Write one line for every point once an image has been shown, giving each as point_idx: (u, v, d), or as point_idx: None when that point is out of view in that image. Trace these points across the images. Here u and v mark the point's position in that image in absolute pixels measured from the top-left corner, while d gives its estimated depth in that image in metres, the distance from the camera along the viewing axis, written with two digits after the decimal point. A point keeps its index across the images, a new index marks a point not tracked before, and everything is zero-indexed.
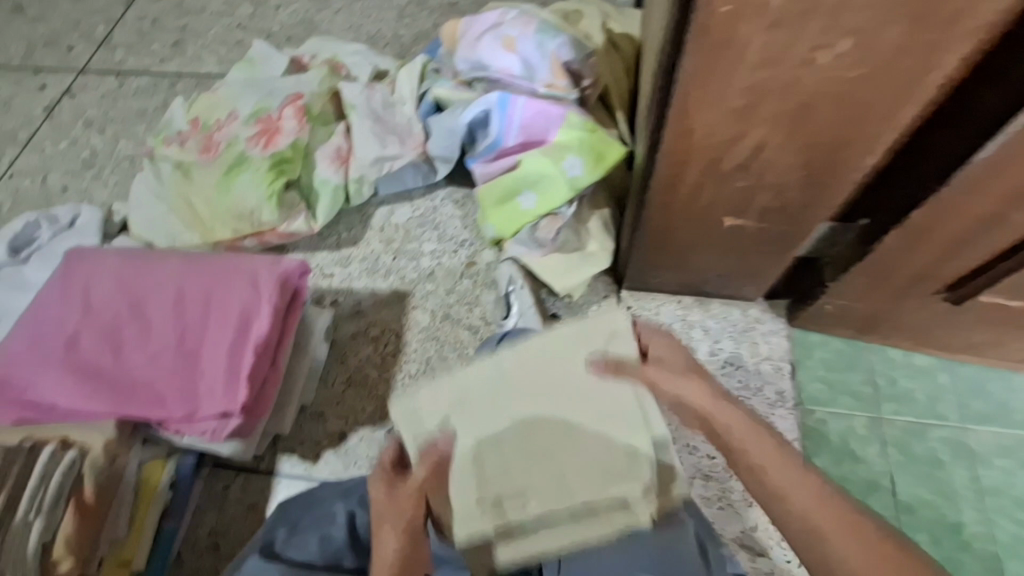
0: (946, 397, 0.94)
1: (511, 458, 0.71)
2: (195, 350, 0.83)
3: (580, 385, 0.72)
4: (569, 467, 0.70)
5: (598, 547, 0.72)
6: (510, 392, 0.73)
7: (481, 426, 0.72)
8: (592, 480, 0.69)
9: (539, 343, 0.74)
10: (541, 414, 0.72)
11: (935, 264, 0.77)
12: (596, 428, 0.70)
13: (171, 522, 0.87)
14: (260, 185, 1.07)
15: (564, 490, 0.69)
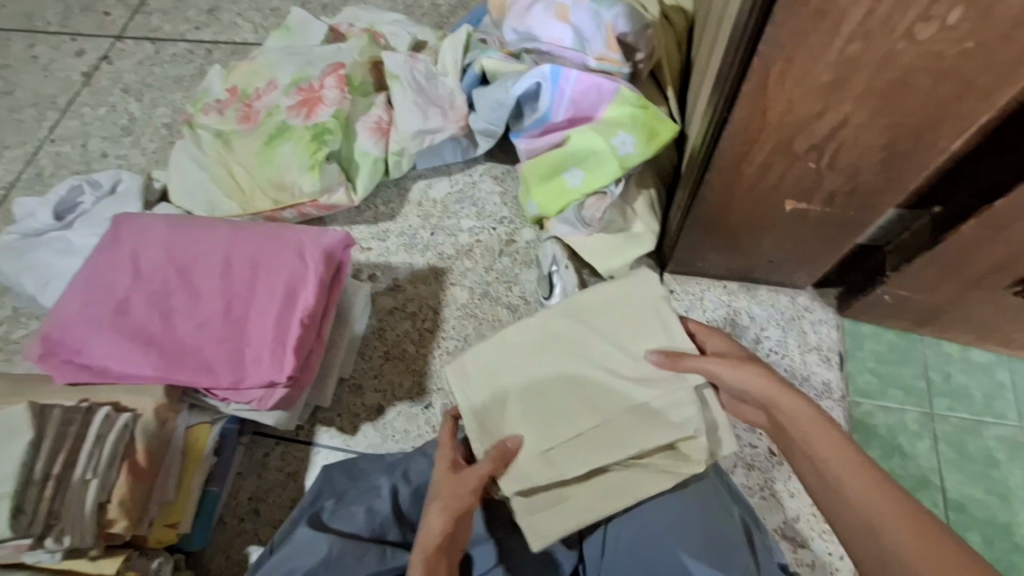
0: (1005, 395, 0.90)
1: (557, 417, 0.69)
2: (243, 318, 0.83)
3: (628, 337, 0.71)
4: (615, 415, 0.68)
5: (641, 521, 0.71)
6: (558, 360, 0.72)
7: (533, 387, 0.71)
8: (636, 431, 0.66)
9: (589, 295, 0.75)
10: (588, 378, 0.70)
11: (1017, 254, 0.73)
12: (642, 377, 0.69)
13: (215, 486, 0.88)
14: (301, 156, 1.06)
15: (612, 440, 0.67)
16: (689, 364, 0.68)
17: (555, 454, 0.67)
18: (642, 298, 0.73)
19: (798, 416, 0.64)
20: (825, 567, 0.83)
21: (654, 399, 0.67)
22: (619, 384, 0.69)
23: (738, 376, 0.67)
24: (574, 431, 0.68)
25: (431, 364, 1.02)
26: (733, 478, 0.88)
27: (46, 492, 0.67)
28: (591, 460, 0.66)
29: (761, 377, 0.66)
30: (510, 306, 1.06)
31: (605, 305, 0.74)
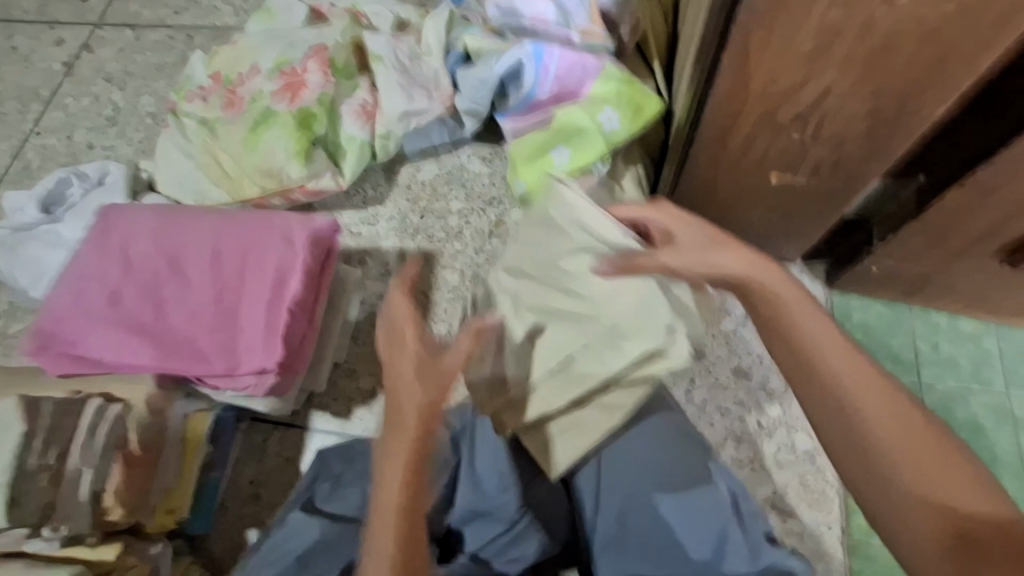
0: (992, 362, 0.91)
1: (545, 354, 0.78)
2: (233, 306, 0.83)
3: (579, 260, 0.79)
4: (595, 333, 0.76)
5: (646, 480, 0.73)
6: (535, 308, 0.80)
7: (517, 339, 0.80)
8: (615, 337, 0.75)
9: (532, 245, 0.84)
10: (560, 310, 0.78)
11: (1003, 221, 0.72)
12: (608, 292, 0.76)
13: (214, 472, 0.90)
14: (287, 141, 1.05)
15: (600, 355, 0.76)
16: (646, 267, 0.68)
17: (556, 380, 0.78)
18: (583, 224, 0.80)
19: (821, 341, 0.58)
20: (812, 536, 0.85)
21: (625, 308, 0.74)
22: (587, 301, 0.77)
23: (688, 262, 0.65)
24: (563, 356, 0.77)
25: None
26: (723, 451, 0.89)
27: (42, 482, 0.69)
28: (586, 379, 0.76)
29: (718, 256, 0.64)
30: None
31: (549, 243, 0.83)
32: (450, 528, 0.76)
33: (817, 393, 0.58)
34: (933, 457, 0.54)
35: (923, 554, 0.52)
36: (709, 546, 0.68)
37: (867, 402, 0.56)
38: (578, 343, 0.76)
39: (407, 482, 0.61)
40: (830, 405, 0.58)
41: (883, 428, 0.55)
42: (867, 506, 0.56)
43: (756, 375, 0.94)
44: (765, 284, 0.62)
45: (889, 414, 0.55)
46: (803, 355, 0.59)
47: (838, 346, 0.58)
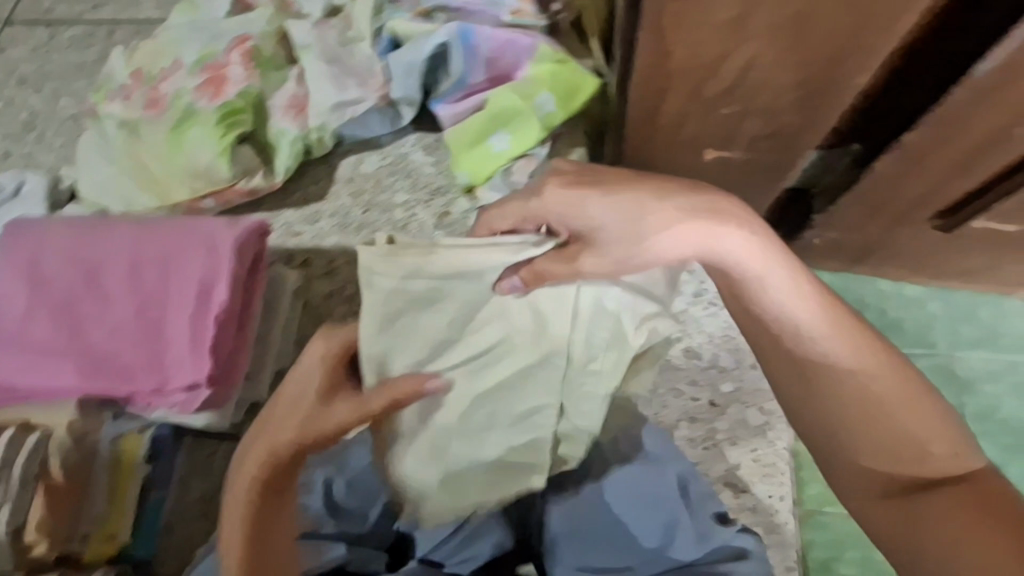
0: (938, 326, 0.91)
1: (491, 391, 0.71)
2: (157, 321, 0.79)
3: (459, 300, 0.68)
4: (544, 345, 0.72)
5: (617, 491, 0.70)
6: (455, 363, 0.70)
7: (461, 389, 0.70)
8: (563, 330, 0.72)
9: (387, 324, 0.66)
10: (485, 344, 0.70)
11: (934, 188, 0.72)
12: (529, 305, 0.70)
13: (156, 493, 0.85)
14: (210, 142, 0.98)
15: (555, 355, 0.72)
16: (562, 273, 0.64)
17: (478, 435, 0.72)
18: (434, 271, 0.65)
19: (808, 308, 0.62)
20: (766, 509, 0.86)
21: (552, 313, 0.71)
22: (516, 328, 0.70)
23: (619, 241, 0.62)
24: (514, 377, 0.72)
25: None
26: (677, 432, 0.89)
27: None
28: (525, 389, 0.72)
29: (646, 225, 0.61)
30: None
31: (399, 322, 0.66)
32: (400, 534, 0.74)
33: (801, 366, 0.63)
34: (912, 418, 0.60)
35: (879, 501, 0.60)
36: (657, 534, 0.68)
37: (859, 371, 0.61)
38: (515, 362, 0.71)
39: (255, 539, 0.60)
40: (810, 378, 0.63)
41: (870, 395, 0.61)
42: (833, 465, 0.63)
43: (708, 353, 0.93)
44: (717, 245, 0.61)
45: (884, 382, 0.61)
46: (783, 330, 0.63)
47: (834, 314, 0.62)
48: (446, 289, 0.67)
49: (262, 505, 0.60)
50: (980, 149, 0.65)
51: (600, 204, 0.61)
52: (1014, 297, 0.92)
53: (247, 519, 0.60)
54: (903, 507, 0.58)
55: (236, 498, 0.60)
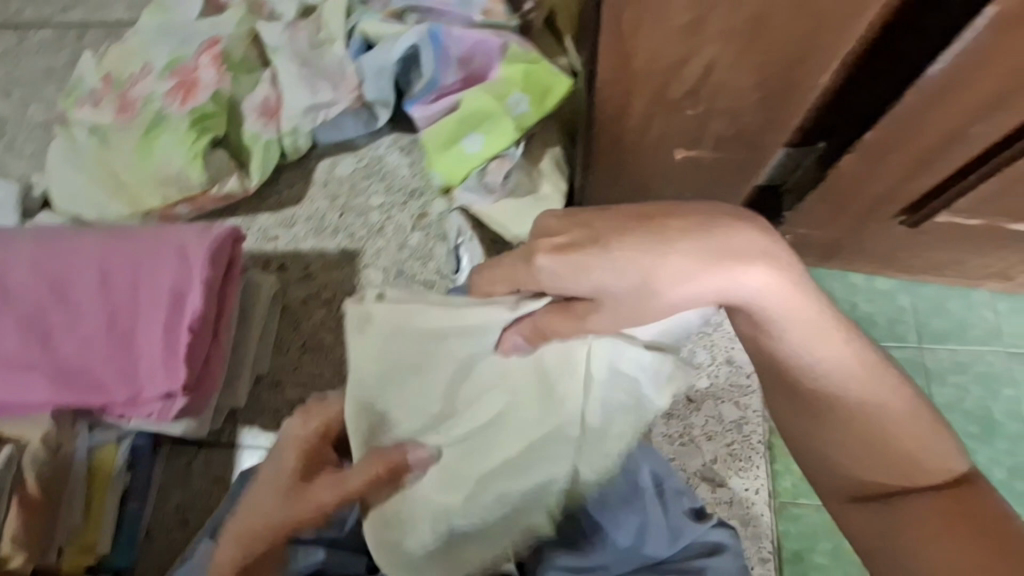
0: (906, 319, 0.93)
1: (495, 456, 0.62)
2: (129, 331, 0.79)
3: (455, 359, 0.61)
4: (551, 408, 0.62)
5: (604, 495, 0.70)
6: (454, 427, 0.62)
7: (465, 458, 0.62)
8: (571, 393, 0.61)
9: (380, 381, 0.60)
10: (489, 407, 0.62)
11: (897, 186, 0.73)
12: (522, 369, 0.61)
13: (134, 503, 0.85)
14: (181, 149, 0.98)
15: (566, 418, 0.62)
16: (561, 325, 0.57)
17: (481, 507, 0.62)
18: (433, 331, 0.60)
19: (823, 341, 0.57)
20: (742, 502, 0.87)
21: (555, 375, 0.61)
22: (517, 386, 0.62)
23: (625, 296, 0.54)
24: (521, 443, 0.62)
25: None
26: (654, 429, 0.90)
27: None
28: (531, 467, 0.62)
29: (662, 271, 0.52)
30: (426, 282, 1.03)
31: (393, 381, 0.61)
32: None
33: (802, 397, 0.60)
34: (910, 441, 0.58)
35: (860, 517, 0.60)
36: (630, 532, 0.69)
37: (862, 406, 0.58)
38: (508, 431, 0.62)
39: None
40: (813, 412, 0.60)
41: (875, 426, 0.58)
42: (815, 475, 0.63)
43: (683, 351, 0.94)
44: (737, 289, 0.54)
45: (893, 421, 0.58)
46: (794, 368, 0.59)
47: (842, 348, 0.57)
48: (438, 350, 0.61)
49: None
50: (941, 147, 0.66)
51: (602, 262, 0.52)
52: (981, 290, 0.94)
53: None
54: (890, 530, 0.58)
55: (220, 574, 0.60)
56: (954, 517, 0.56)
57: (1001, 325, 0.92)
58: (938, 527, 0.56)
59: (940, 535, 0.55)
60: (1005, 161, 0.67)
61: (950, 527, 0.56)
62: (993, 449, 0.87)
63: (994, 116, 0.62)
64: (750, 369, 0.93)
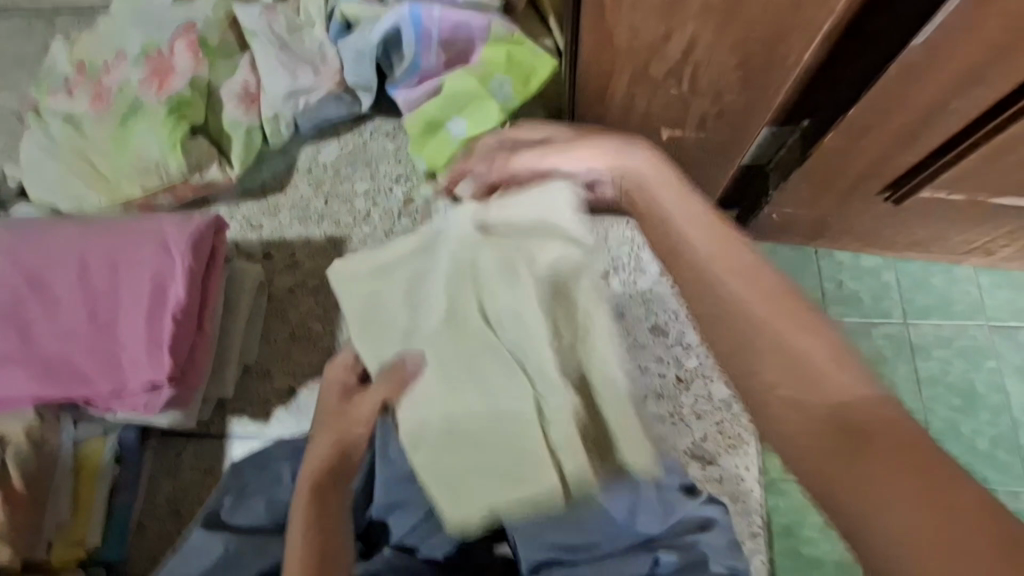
0: (891, 295, 0.94)
1: (477, 372, 0.60)
2: (111, 323, 0.78)
3: (432, 275, 0.63)
4: (509, 319, 0.59)
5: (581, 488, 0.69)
6: (436, 347, 0.61)
7: (449, 373, 0.61)
8: (529, 303, 0.59)
9: (356, 314, 0.65)
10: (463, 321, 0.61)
11: (879, 162, 0.74)
12: (482, 263, 0.60)
13: (123, 498, 0.83)
14: (159, 136, 0.96)
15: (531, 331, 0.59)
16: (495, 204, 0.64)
17: (484, 437, 0.59)
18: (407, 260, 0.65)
19: (711, 251, 0.53)
20: (732, 479, 0.88)
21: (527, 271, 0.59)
22: (476, 301, 0.61)
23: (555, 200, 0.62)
24: (499, 356, 0.60)
25: (338, 338, 0.98)
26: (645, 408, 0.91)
27: None
28: (505, 380, 0.60)
29: (573, 161, 0.63)
30: None
31: (373, 314, 0.65)
32: (372, 522, 0.76)
33: (711, 311, 0.51)
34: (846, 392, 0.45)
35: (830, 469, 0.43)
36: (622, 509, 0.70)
37: (751, 301, 0.50)
38: (489, 341, 0.60)
39: (314, 550, 0.59)
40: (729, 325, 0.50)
41: (776, 335, 0.48)
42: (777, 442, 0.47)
43: (673, 331, 0.94)
44: (628, 168, 0.60)
45: (791, 325, 0.48)
46: (698, 287, 0.52)
47: (724, 243, 0.53)
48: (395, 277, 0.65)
49: (317, 524, 0.60)
50: (923, 121, 0.66)
51: (560, 158, 0.63)
52: (963, 266, 0.95)
53: (305, 548, 0.59)
54: (826, 475, 0.43)
55: (295, 520, 0.60)
56: (905, 455, 0.41)
57: (984, 300, 0.93)
58: (884, 466, 0.41)
59: (896, 474, 0.40)
60: (984, 136, 0.66)
61: (908, 479, 0.40)
62: (976, 421, 0.88)
63: (974, 91, 0.62)
64: None
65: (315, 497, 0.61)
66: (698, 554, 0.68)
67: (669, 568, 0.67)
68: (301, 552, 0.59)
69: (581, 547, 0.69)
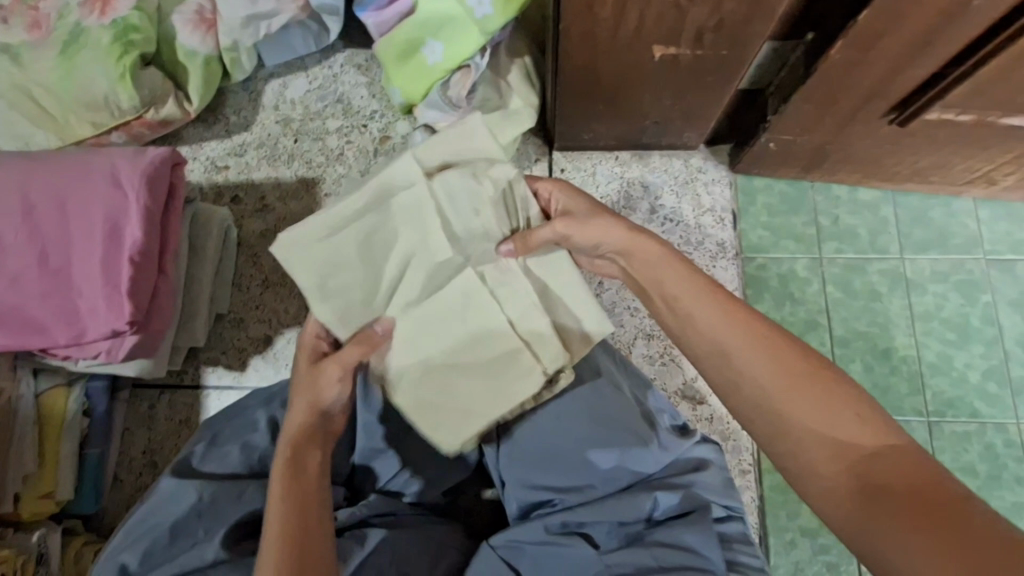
0: (888, 230, 0.91)
1: (448, 313, 0.60)
2: (64, 267, 0.72)
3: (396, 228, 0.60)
4: (473, 252, 0.61)
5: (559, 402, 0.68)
6: (406, 290, 0.60)
7: (425, 314, 0.60)
8: (480, 237, 0.61)
9: (314, 282, 0.59)
10: (426, 262, 0.60)
11: (887, 78, 0.69)
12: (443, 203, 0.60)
13: (95, 449, 0.81)
14: (105, 66, 0.85)
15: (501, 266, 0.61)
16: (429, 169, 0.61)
17: (459, 376, 0.61)
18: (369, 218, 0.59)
19: (717, 323, 0.55)
20: (722, 419, 0.87)
21: (486, 214, 0.60)
22: (436, 241, 0.60)
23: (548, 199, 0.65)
24: (464, 291, 0.60)
25: None
26: (634, 350, 0.88)
27: None
28: (474, 318, 0.61)
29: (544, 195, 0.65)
30: None
31: (328, 267, 0.59)
32: (357, 469, 0.73)
33: (767, 429, 0.52)
34: (851, 424, 0.49)
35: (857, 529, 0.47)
36: (616, 454, 0.66)
37: (778, 398, 0.51)
38: (454, 270, 0.60)
39: (300, 511, 0.55)
40: (775, 422, 0.51)
41: (805, 427, 0.50)
42: (803, 483, 0.50)
43: None
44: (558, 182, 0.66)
45: (814, 411, 0.50)
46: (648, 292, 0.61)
47: (740, 325, 0.54)
48: (351, 234, 0.59)
49: (296, 490, 0.56)
50: (936, 28, 0.62)
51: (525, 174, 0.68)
52: (963, 198, 0.92)
53: (284, 503, 0.55)
54: (860, 500, 0.47)
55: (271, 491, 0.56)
56: (917, 511, 0.44)
57: (982, 234, 0.90)
58: (912, 531, 0.44)
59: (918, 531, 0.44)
60: (989, 54, 0.63)
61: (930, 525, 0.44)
62: (968, 354, 0.87)
63: None
64: (732, 287, 0.89)
65: (292, 464, 0.57)
66: (701, 498, 0.65)
67: (666, 512, 0.65)
68: (286, 510, 0.54)
69: (574, 490, 0.67)
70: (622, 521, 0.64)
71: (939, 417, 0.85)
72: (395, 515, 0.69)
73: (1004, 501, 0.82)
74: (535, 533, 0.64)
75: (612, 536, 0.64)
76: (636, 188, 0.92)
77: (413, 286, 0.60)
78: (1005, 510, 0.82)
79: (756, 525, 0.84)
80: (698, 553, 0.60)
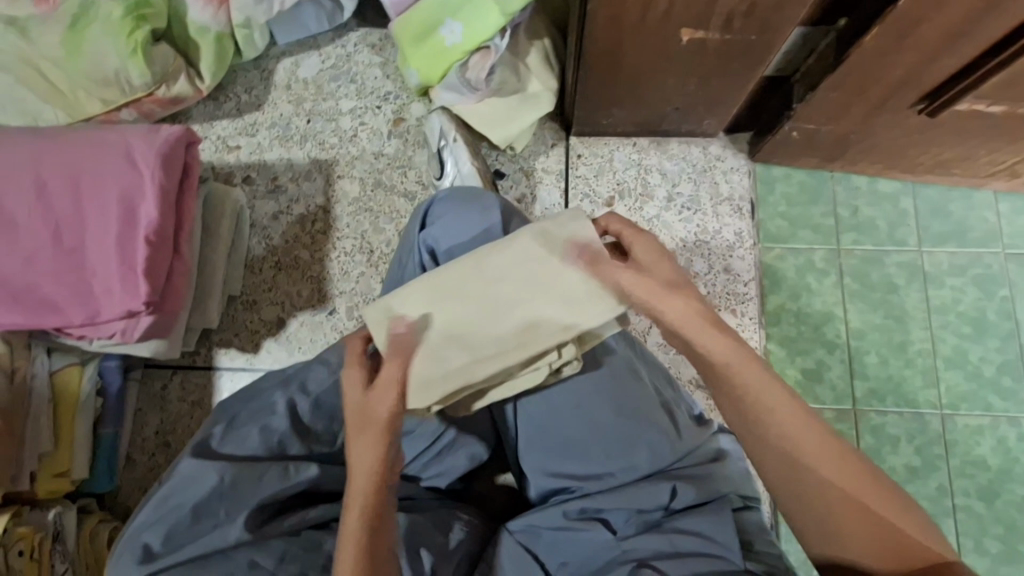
0: (907, 222, 0.90)
1: (484, 338, 0.56)
2: (78, 248, 0.71)
3: (496, 306, 0.56)
4: (521, 282, 0.56)
5: (589, 409, 0.67)
6: (449, 315, 0.56)
7: (462, 340, 0.56)
8: (531, 272, 0.56)
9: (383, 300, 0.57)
10: (477, 294, 0.56)
11: (917, 68, 0.68)
12: (538, 255, 0.57)
13: (109, 428, 0.81)
14: (115, 41, 0.83)
15: (545, 288, 0.56)
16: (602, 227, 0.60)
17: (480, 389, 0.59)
18: (465, 319, 0.56)
19: (733, 358, 0.55)
20: None
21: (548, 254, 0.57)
22: (491, 275, 0.57)
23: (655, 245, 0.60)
24: (506, 314, 0.56)
25: (328, 267, 0.93)
26: (649, 338, 0.88)
27: None
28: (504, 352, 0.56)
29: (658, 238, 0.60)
30: (407, 194, 0.95)
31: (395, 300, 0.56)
32: None
33: (781, 473, 0.53)
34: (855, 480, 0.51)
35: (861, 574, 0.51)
36: (637, 442, 0.66)
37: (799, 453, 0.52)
38: (502, 298, 0.56)
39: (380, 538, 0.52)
40: (791, 476, 0.53)
41: (826, 483, 0.52)
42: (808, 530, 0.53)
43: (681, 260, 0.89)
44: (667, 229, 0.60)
45: (829, 465, 0.52)
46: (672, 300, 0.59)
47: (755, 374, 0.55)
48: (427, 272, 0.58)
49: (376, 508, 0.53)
50: (972, 20, 0.61)
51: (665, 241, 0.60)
52: (983, 190, 0.91)
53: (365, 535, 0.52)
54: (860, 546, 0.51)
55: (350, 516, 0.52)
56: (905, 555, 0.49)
57: (1002, 227, 0.90)
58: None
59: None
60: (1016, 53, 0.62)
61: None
62: (984, 348, 0.87)
63: None
64: (749, 276, 0.88)
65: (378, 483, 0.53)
66: (719, 490, 0.65)
67: (685, 502, 0.64)
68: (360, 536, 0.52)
69: (593, 477, 0.67)
70: (640, 508, 0.64)
71: (952, 410, 0.85)
72: (412, 498, 0.71)
73: (1015, 494, 0.83)
74: (551, 519, 0.65)
75: (630, 523, 0.64)
76: (655, 175, 0.91)
77: (461, 310, 0.56)
78: (1015, 504, 0.83)
79: (769, 512, 0.85)
80: (715, 541, 0.60)
